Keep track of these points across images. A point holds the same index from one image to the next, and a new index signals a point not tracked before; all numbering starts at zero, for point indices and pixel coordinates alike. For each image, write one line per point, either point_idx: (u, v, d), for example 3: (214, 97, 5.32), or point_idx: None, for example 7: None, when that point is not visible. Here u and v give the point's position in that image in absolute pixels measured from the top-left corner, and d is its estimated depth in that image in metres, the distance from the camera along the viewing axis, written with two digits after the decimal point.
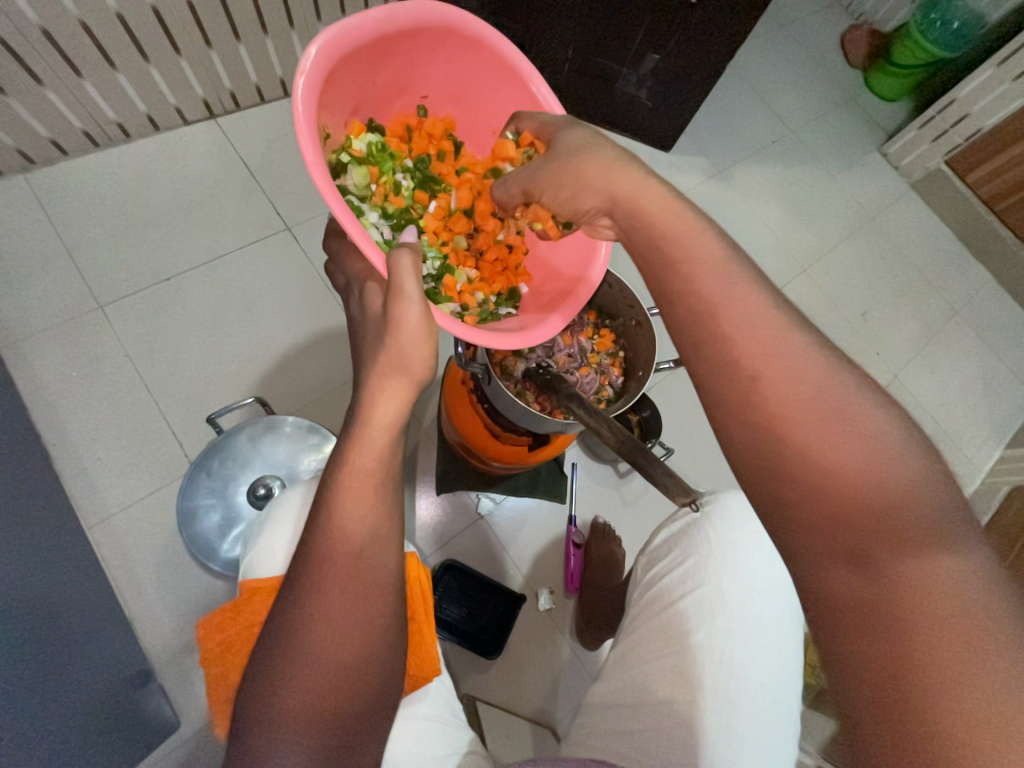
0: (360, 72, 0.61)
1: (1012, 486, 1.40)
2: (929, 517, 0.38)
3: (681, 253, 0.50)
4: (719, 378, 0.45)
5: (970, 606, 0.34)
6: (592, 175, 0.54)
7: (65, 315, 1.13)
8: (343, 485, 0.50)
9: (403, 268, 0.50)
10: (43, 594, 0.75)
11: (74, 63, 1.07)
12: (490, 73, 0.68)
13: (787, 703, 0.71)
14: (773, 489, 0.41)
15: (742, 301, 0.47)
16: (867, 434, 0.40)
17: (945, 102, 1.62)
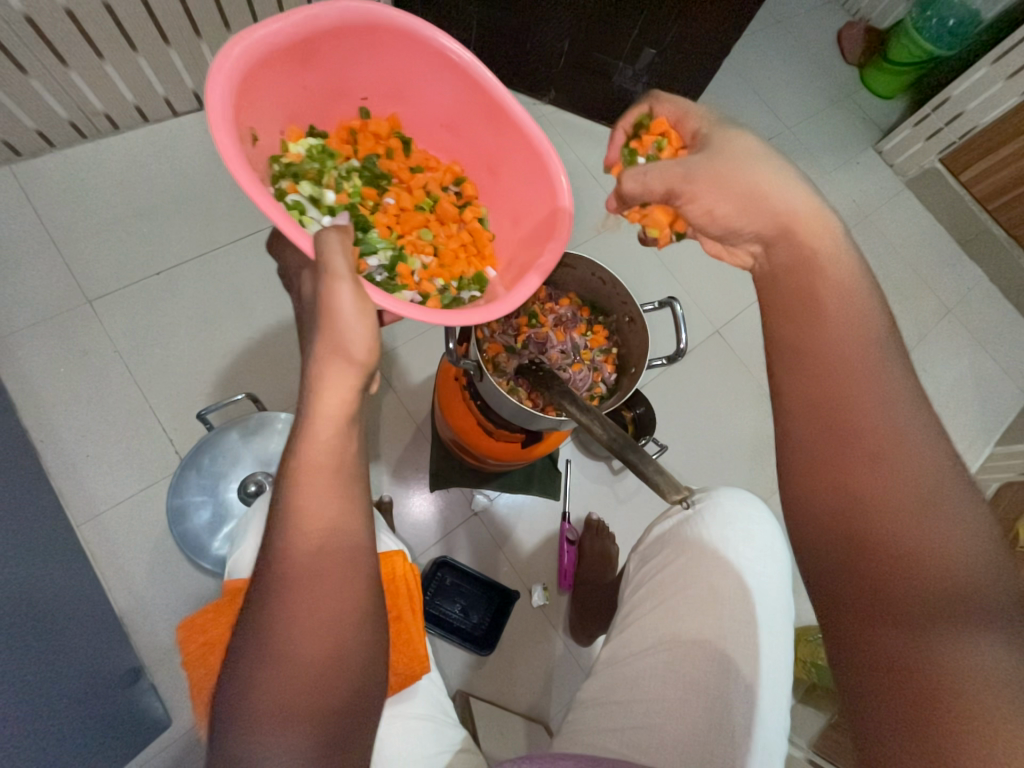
0: (285, 80, 0.61)
1: (1001, 483, 1.42)
2: (985, 600, 0.41)
3: (822, 312, 0.53)
4: (828, 440, 0.50)
5: (1007, 683, 0.38)
6: (769, 196, 0.54)
7: (52, 310, 1.11)
8: (295, 483, 0.49)
9: (331, 246, 0.50)
10: (32, 596, 0.74)
11: (61, 53, 1.04)
12: (424, 62, 0.65)
13: (782, 704, 0.69)
14: (840, 546, 0.47)
15: (864, 369, 0.50)
16: (945, 516, 0.45)
17: (939, 101, 1.64)
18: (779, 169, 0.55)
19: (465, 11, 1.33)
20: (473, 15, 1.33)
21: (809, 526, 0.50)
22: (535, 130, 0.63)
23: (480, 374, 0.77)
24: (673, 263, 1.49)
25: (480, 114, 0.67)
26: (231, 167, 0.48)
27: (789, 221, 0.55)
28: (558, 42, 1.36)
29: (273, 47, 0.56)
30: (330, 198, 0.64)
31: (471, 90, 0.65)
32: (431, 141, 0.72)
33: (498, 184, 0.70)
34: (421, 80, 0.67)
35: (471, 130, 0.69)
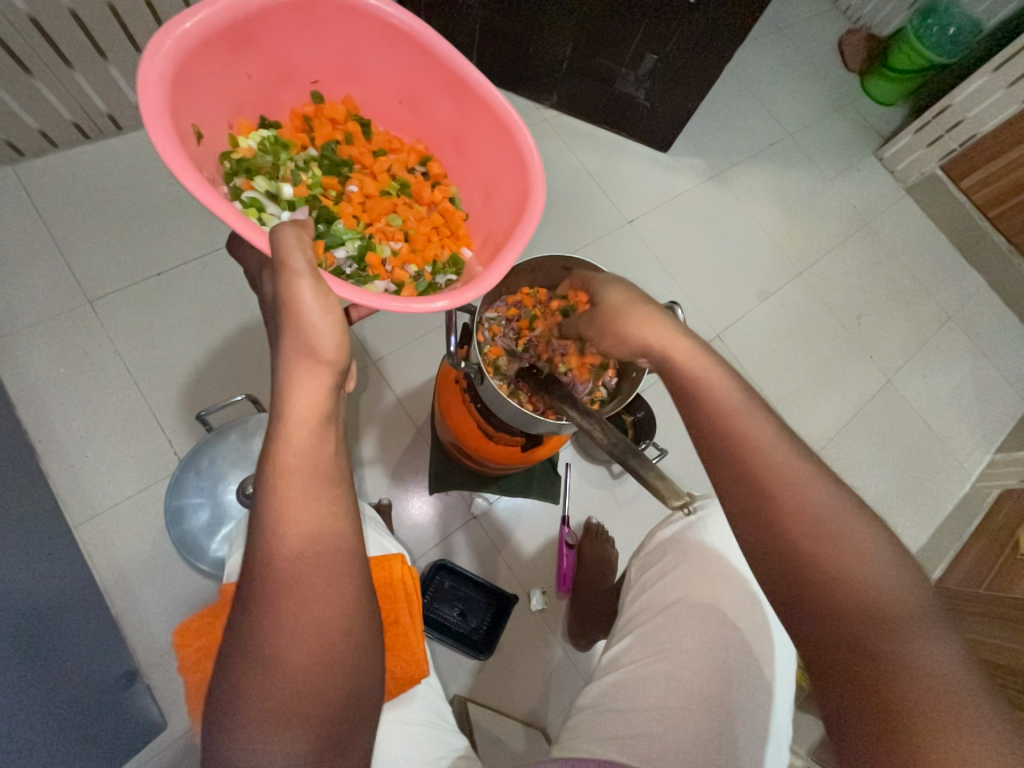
0: (226, 70, 0.59)
1: (1003, 489, 1.42)
2: (907, 607, 0.41)
3: (702, 392, 0.52)
4: (739, 493, 0.47)
5: (952, 689, 0.37)
6: (628, 327, 0.58)
7: (53, 310, 1.11)
8: (272, 490, 0.48)
9: (288, 244, 0.49)
10: (28, 596, 0.74)
11: (64, 53, 1.04)
12: (372, 37, 0.65)
13: (781, 710, 0.71)
14: (775, 581, 0.44)
15: (754, 427, 0.49)
16: (852, 533, 0.44)
17: (940, 108, 1.64)
18: (653, 312, 0.59)
19: (468, 15, 1.33)
20: (476, 19, 1.34)
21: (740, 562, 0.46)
22: (497, 98, 0.63)
23: (481, 377, 0.78)
24: (674, 268, 1.49)
25: (438, 88, 0.67)
26: (173, 164, 0.47)
27: (659, 352, 0.57)
28: (560, 47, 1.37)
29: (209, 36, 0.55)
30: (286, 192, 0.63)
31: (425, 59, 0.65)
32: (391, 121, 0.72)
33: (466, 160, 0.71)
34: (370, 58, 0.67)
35: (431, 106, 0.69)
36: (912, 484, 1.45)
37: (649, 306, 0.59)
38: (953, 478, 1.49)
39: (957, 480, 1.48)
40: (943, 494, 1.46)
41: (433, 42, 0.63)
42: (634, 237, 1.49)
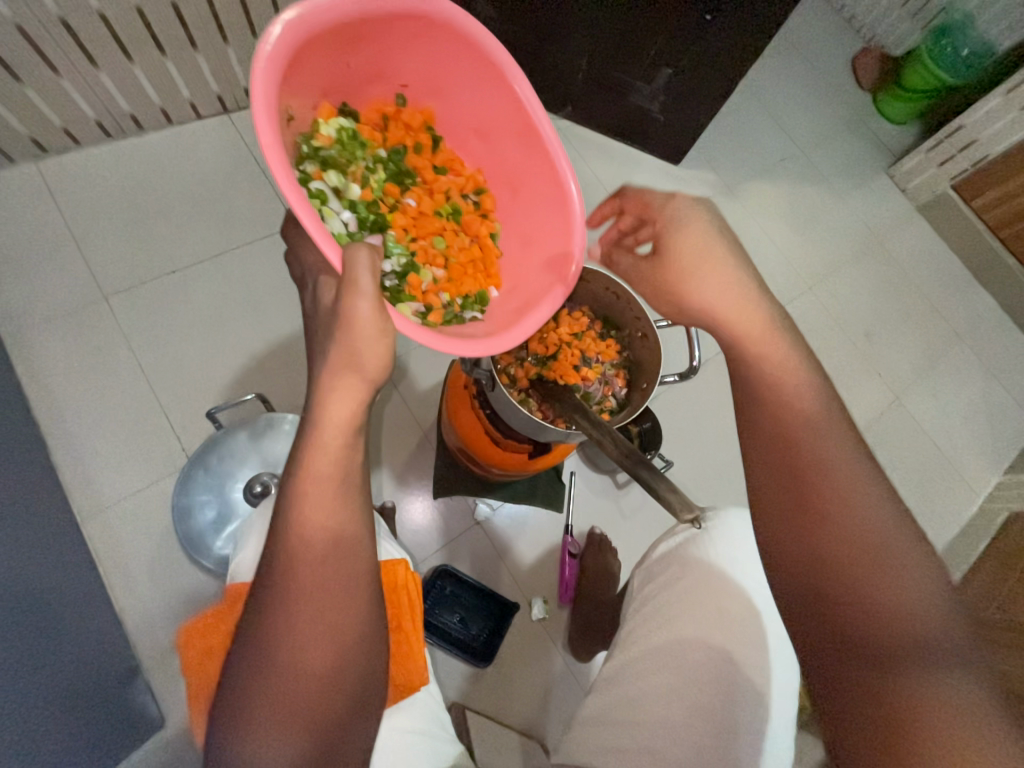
0: (327, 59, 0.61)
1: (1012, 512, 1.41)
2: (948, 646, 0.43)
3: (778, 377, 0.55)
4: (795, 513, 0.50)
5: (974, 724, 0.40)
6: (705, 280, 0.60)
7: (69, 306, 1.13)
8: (300, 492, 0.49)
9: (360, 263, 0.50)
10: (33, 589, 0.74)
11: (92, 55, 1.07)
12: (470, 63, 0.65)
13: (784, 731, 0.70)
14: (809, 590, 0.48)
15: (825, 444, 0.52)
16: (896, 559, 0.47)
17: (953, 128, 1.63)
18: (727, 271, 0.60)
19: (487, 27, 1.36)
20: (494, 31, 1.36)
21: (775, 571, 0.51)
22: (563, 167, 0.64)
23: (492, 384, 0.78)
24: None
25: (514, 130, 0.67)
26: (270, 157, 0.51)
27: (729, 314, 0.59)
28: (577, 59, 1.39)
29: (322, 28, 0.57)
30: (353, 192, 0.64)
31: (511, 98, 0.65)
32: (461, 145, 0.71)
33: (519, 204, 0.69)
34: (461, 80, 0.66)
35: (502, 144, 0.69)
36: (920, 504, 1.44)
37: (728, 263, 0.60)
38: (961, 499, 1.47)
39: (965, 501, 1.47)
40: (951, 515, 1.45)
41: (524, 92, 0.64)
42: None
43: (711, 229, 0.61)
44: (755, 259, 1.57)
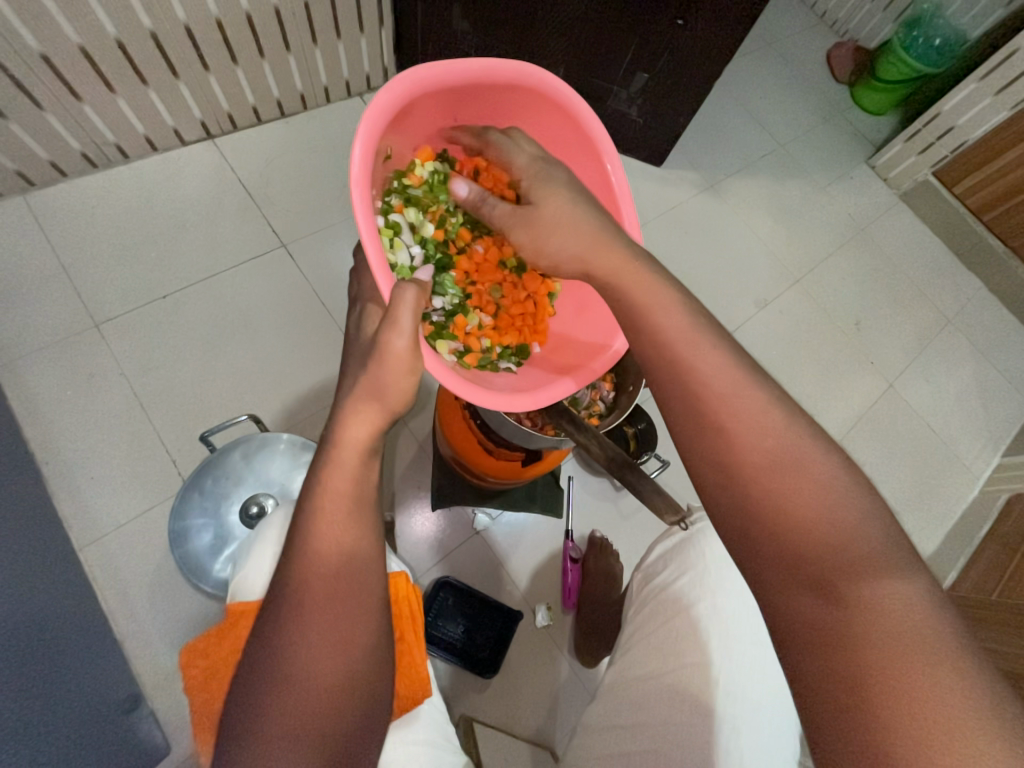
0: (440, 110, 0.69)
1: (1012, 493, 1.40)
2: (880, 551, 0.40)
3: (649, 314, 0.52)
4: (695, 436, 0.47)
5: (916, 627, 0.37)
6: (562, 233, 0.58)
7: (59, 334, 1.13)
8: (318, 511, 0.50)
9: (405, 302, 0.52)
10: (33, 619, 0.74)
11: (74, 88, 1.08)
12: (576, 146, 0.73)
13: (780, 719, 0.71)
14: (747, 523, 0.43)
15: (706, 366, 0.48)
16: (822, 475, 0.43)
17: (931, 115, 1.64)
18: (587, 213, 0.58)
19: (464, 40, 1.38)
20: (471, 44, 1.38)
21: (710, 502, 0.46)
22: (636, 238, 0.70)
23: None
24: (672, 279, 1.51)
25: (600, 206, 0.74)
26: (353, 191, 0.54)
27: (590, 249, 0.56)
28: (555, 68, 1.41)
29: (438, 87, 0.64)
30: (427, 230, 0.72)
31: (601, 174, 0.72)
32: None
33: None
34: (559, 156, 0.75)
35: None
36: (920, 491, 1.44)
37: (583, 209, 0.59)
38: (961, 483, 1.47)
39: (965, 485, 1.47)
40: (952, 500, 1.44)
41: (615, 173, 0.70)
42: None
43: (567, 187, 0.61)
44: (740, 254, 1.58)
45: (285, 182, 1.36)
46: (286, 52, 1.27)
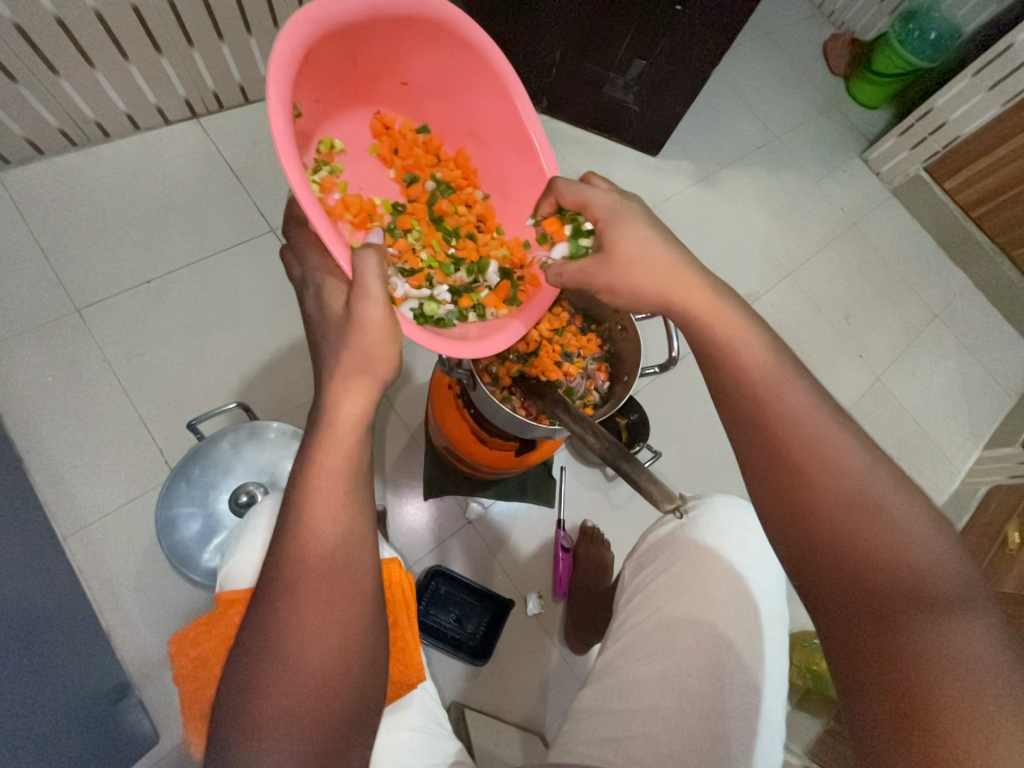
0: (337, 54, 0.64)
1: (992, 485, 1.44)
2: (946, 590, 0.44)
3: (731, 353, 0.56)
4: (771, 457, 0.52)
5: (973, 661, 0.40)
6: (643, 275, 0.60)
7: (40, 319, 1.10)
8: (310, 488, 0.49)
9: (367, 267, 0.52)
10: (17, 609, 0.73)
11: (51, 61, 1.03)
12: (476, 76, 0.69)
13: (775, 705, 0.72)
14: (814, 552, 0.48)
15: (791, 396, 0.53)
16: (898, 516, 0.47)
17: (923, 111, 1.66)
18: (667, 251, 0.61)
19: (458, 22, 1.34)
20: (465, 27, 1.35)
21: (778, 532, 0.51)
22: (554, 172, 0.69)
23: (473, 383, 0.78)
24: None
25: (509, 141, 0.71)
26: (286, 169, 0.52)
27: (669, 289, 0.60)
28: (551, 52, 1.38)
29: (331, 29, 0.60)
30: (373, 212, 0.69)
31: (510, 106, 0.69)
32: (455, 145, 0.75)
33: (508, 206, 0.73)
34: (460, 88, 0.71)
35: (499, 149, 0.73)
36: None
37: (662, 245, 0.62)
38: (942, 475, 1.50)
39: (946, 477, 1.50)
40: (933, 491, 1.48)
41: (522, 104, 0.69)
42: None
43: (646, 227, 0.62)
44: (733, 247, 1.59)
45: (273, 166, 1.32)
46: (274, 29, 1.23)
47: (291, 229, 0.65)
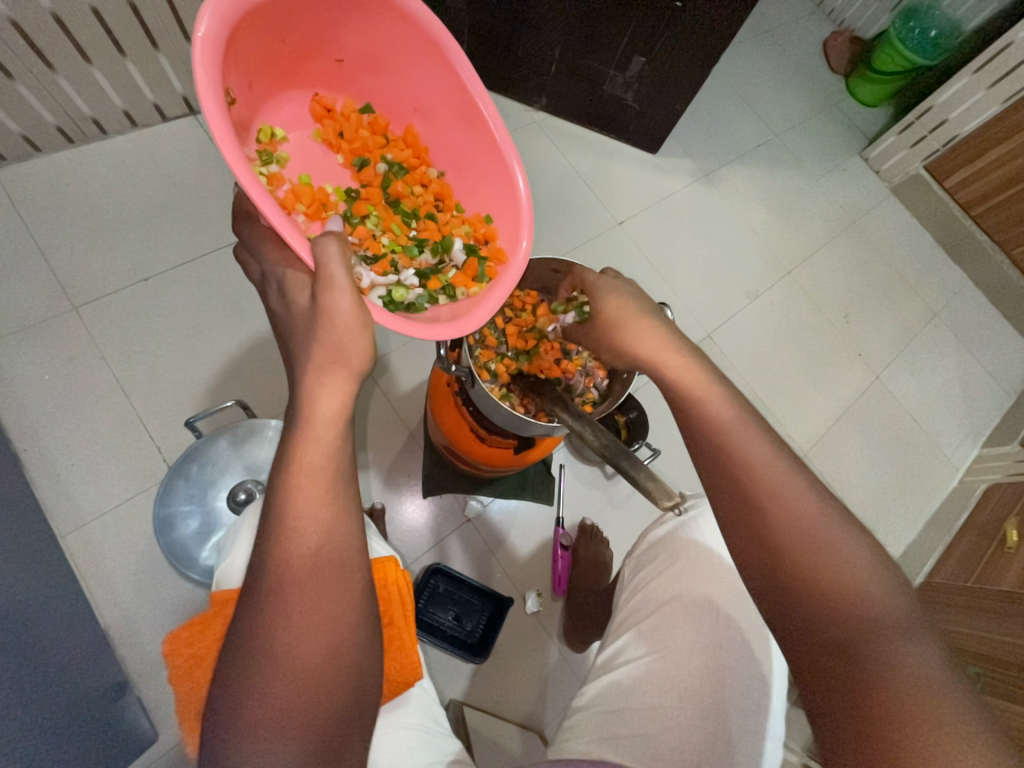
0: (266, 32, 0.61)
1: (990, 483, 1.44)
2: (895, 618, 0.46)
3: (700, 404, 0.58)
4: (740, 494, 0.53)
5: (925, 687, 0.42)
6: (620, 336, 0.66)
7: (38, 317, 1.09)
8: (294, 486, 0.49)
9: (330, 255, 0.51)
10: (15, 609, 0.73)
11: (47, 58, 1.02)
12: (413, 46, 0.66)
13: (774, 706, 0.72)
14: (777, 586, 0.49)
15: (753, 445, 0.55)
16: (847, 546, 0.49)
17: (924, 108, 1.65)
18: (643, 317, 0.65)
19: (458, 19, 1.34)
20: (465, 23, 1.34)
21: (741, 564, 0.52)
22: (505, 142, 0.65)
23: (471, 381, 0.77)
24: (665, 267, 1.51)
25: (456, 113, 0.68)
26: (230, 163, 0.50)
27: (637, 350, 0.64)
28: (550, 49, 1.37)
29: (256, 6, 0.57)
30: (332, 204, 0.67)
31: (452, 76, 0.66)
32: (402, 123, 0.72)
33: (462, 183, 0.71)
34: (399, 61, 0.67)
35: (445, 123, 0.69)
36: (903, 480, 1.47)
37: (643, 312, 0.66)
38: (941, 473, 1.51)
39: (944, 475, 1.51)
40: (932, 489, 1.48)
41: (463, 69, 0.64)
42: (625, 238, 1.50)
43: (628, 295, 0.67)
44: (733, 245, 1.59)
45: None
46: None
47: (241, 226, 0.62)
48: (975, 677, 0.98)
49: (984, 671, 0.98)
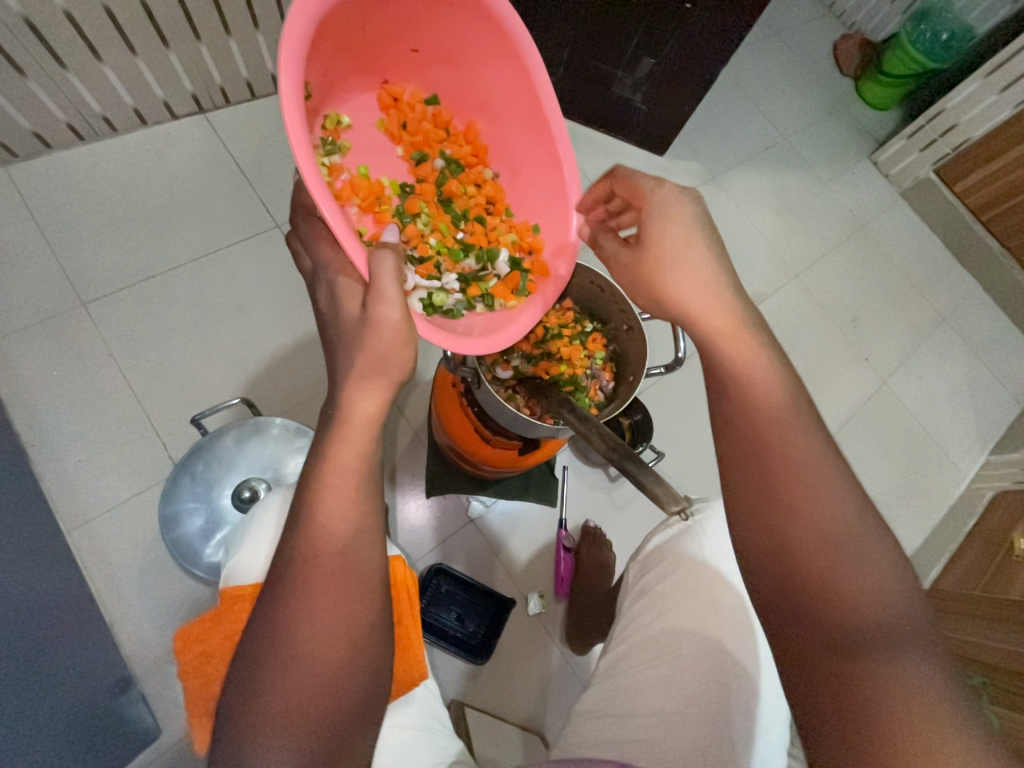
0: (345, 16, 0.59)
1: (998, 490, 1.43)
2: (904, 631, 0.45)
3: (745, 387, 0.55)
4: (762, 497, 0.51)
5: (924, 698, 0.41)
6: (681, 283, 0.60)
7: (45, 313, 1.10)
8: (325, 485, 0.49)
9: (385, 269, 0.51)
10: (21, 604, 0.73)
11: (59, 55, 1.03)
12: (490, 43, 0.64)
13: (778, 711, 0.72)
14: (783, 587, 0.48)
15: (795, 445, 0.52)
16: (864, 555, 0.48)
17: (934, 113, 1.64)
18: (705, 269, 0.61)
19: None
20: None
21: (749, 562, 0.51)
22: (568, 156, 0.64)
23: (477, 382, 0.77)
24: None
25: (523, 117, 0.66)
26: (299, 163, 0.50)
27: (693, 309, 0.60)
28: (559, 49, 1.37)
29: None
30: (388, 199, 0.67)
31: (524, 77, 0.63)
32: (466, 118, 0.70)
33: (516, 188, 0.70)
34: (475, 56, 0.65)
35: (510, 124, 0.68)
36: (909, 486, 1.46)
37: (708, 263, 0.61)
38: (948, 480, 1.49)
39: (952, 482, 1.49)
40: (939, 496, 1.47)
41: (535, 67, 0.62)
42: None
43: (692, 223, 0.62)
44: (740, 248, 1.58)
45: (279, 162, 1.32)
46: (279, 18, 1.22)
47: (297, 219, 0.62)
48: (980, 685, 0.98)
49: (992, 681, 0.97)
